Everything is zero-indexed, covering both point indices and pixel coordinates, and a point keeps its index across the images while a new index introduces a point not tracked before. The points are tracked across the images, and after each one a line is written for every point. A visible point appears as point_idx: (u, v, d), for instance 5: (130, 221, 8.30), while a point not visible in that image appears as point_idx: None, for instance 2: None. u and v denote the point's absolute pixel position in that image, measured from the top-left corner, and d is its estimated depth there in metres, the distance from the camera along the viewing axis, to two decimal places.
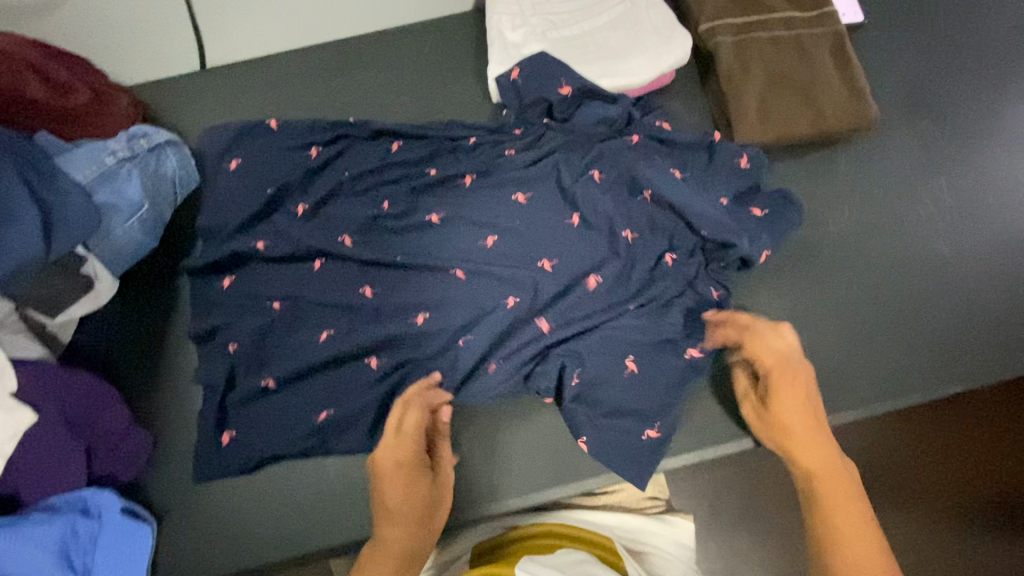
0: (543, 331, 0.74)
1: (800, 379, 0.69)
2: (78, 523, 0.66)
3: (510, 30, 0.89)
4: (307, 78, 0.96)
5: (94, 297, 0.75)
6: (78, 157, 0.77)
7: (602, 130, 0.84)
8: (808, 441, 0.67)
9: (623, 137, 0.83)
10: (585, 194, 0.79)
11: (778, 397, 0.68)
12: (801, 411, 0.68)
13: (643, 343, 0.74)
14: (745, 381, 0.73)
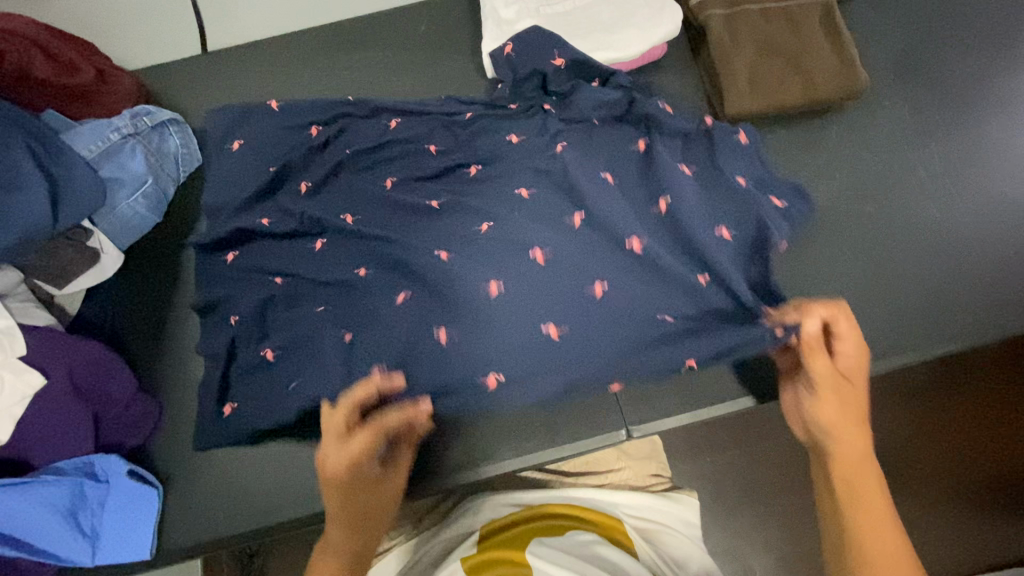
0: (552, 335, 0.71)
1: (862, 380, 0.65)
2: (86, 486, 0.69)
3: (504, 7, 0.91)
4: (306, 60, 0.98)
5: (100, 270, 0.78)
6: (83, 134, 0.79)
7: (602, 112, 0.83)
8: (848, 447, 0.62)
9: (620, 121, 0.83)
10: (588, 182, 0.76)
11: (850, 394, 0.64)
12: (857, 414, 0.63)
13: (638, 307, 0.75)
14: (819, 364, 0.64)
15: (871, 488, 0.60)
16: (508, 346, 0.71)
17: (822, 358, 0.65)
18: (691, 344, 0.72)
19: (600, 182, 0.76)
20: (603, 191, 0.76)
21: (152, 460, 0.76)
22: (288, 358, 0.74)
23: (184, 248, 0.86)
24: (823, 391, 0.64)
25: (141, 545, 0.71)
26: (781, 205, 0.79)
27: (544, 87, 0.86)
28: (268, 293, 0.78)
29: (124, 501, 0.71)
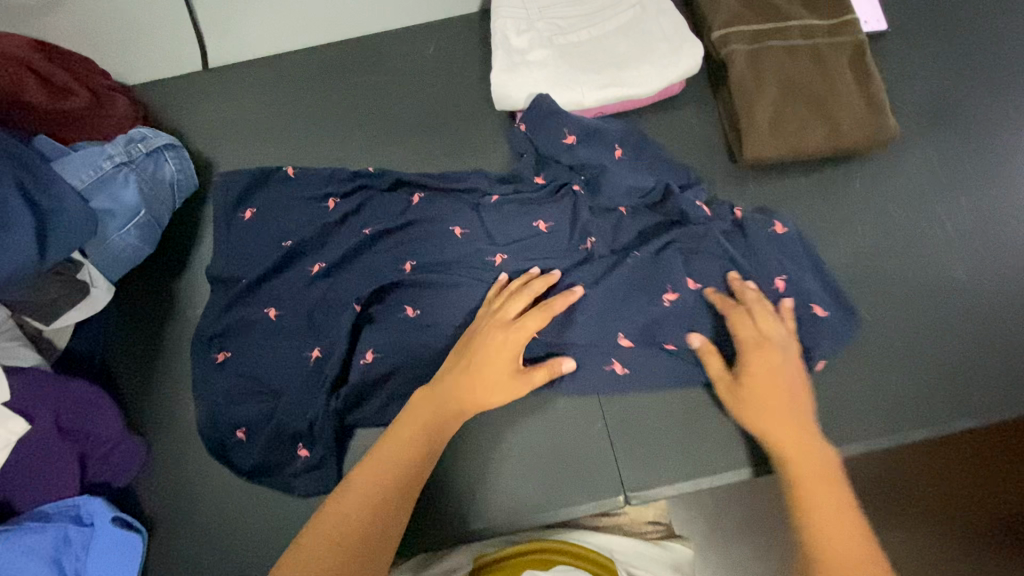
0: (559, 419, 0.75)
1: (778, 358, 0.66)
2: (70, 531, 0.67)
3: (515, 35, 0.86)
4: (309, 80, 0.95)
5: (90, 304, 0.76)
6: (75, 162, 0.76)
7: (634, 199, 0.79)
8: (782, 420, 0.62)
9: (648, 215, 0.79)
10: (614, 300, 0.74)
11: (753, 377, 0.65)
12: (767, 391, 0.64)
13: (652, 372, 0.74)
14: (719, 365, 0.68)
15: (802, 456, 0.60)
16: (523, 461, 0.74)
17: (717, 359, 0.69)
18: (706, 450, 0.72)
19: (630, 298, 0.74)
20: (641, 313, 0.74)
21: (141, 504, 0.75)
22: (285, 404, 0.72)
23: (181, 279, 0.84)
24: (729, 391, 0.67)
25: None
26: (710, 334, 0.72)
27: (557, 160, 0.80)
28: (263, 331, 0.75)
29: (109, 549, 0.68)
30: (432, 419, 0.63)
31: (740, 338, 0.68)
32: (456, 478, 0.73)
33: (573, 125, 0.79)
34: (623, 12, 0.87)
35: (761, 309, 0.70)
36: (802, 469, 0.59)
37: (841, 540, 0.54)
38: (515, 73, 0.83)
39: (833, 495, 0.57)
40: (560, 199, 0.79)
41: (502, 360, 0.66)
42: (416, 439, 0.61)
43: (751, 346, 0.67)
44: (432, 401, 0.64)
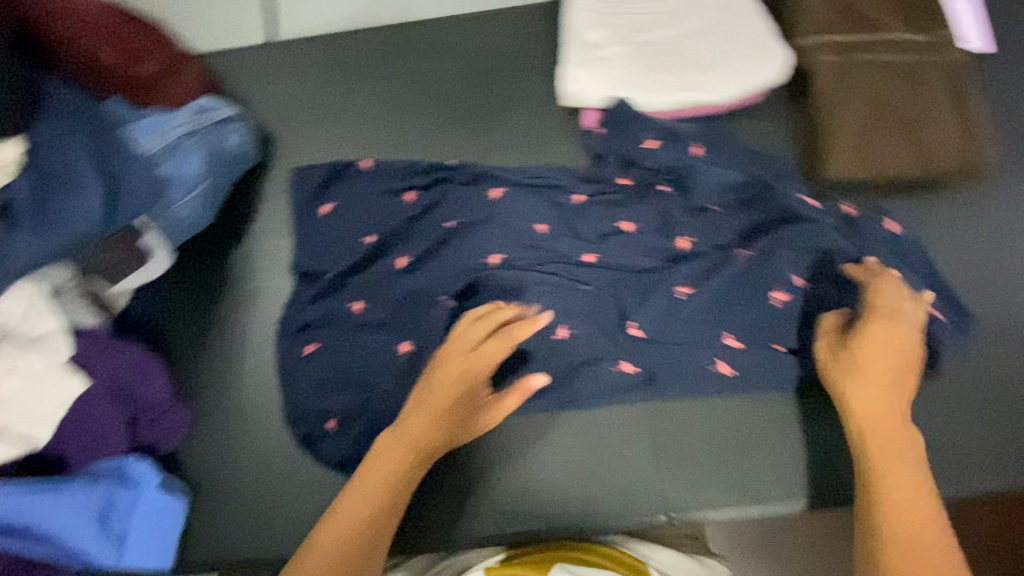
0: (606, 429, 0.72)
1: (903, 337, 0.62)
2: (116, 492, 0.69)
3: (590, 29, 0.83)
4: (373, 58, 0.93)
5: (149, 270, 0.75)
6: (147, 127, 0.77)
7: (727, 199, 0.77)
8: (884, 397, 0.60)
9: (716, 227, 0.76)
10: (671, 313, 0.72)
11: (869, 347, 0.61)
12: (881, 365, 0.61)
13: (712, 391, 0.71)
14: (831, 322, 0.66)
15: (896, 439, 0.59)
16: (566, 468, 0.72)
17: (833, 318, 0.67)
18: (757, 477, 0.70)
19: (688, 310, 0.72)
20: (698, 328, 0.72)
21: (185, 469, 0.76)
22: (350, 382, 0.76)
23: (240, 250, 0.85)
24: (834, 358, 0.63)
25: (165, 552, 0.71)
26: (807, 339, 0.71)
27: (633, 165, 0.79)
28: (340, 315, 0.79)
29: (151, 510, 0.70)
30: (399, 459, 0.62)
31: (871, 305, 0.64)
32: (496, 478, 0.72)
33: (655, 129, 0.79)
34: (704, 15, 0.83)
35: (897, 284, 0.65)
36: (888, 456, 0.58)
37: (908, 520, 0.55)
38: (587, 71, 0.81)
39: (910, 476, 0.57)
40: (645, 198, 0.78)
41: (459, 393, 0.65)
42: (382, 484, 0.61)
43: (876, 316, 0.63)
44: (394, 442, 0.63)
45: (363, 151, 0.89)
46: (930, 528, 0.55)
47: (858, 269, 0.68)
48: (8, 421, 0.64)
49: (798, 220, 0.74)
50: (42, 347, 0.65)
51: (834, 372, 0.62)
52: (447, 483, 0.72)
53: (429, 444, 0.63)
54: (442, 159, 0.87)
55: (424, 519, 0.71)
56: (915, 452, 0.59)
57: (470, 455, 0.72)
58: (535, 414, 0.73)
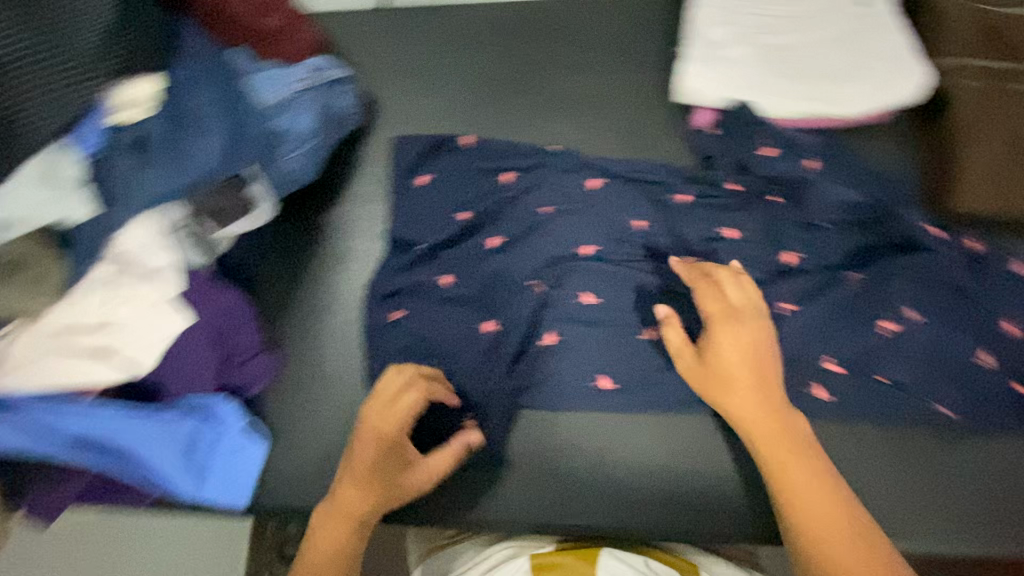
0: (687, 433, 0.73)
1: (743, 330, 0.64)
2: (203, 427, 0.71)
3: (715, 26, 0.81)
4: (483, 35, 0.93)
5: (256, 216, 0.77)
6: (265, 79, 0.77)
7: (845, 217, 0.74)
8: (744, 396, 0.62)
9: (827, 246, 0.74)
10: (771, 328, 0.71)
11: (717, 352, 0.64)
12: (734, 365, 0.63)
13: (809, 410, 0.69)
14: (677, 337, 0.66)
15: (780, 447, 0.60)
16: (643, 466, 0.72)
17: (678, 333, 0.67)
18: None
19: (789, 326, 0.71)
20: (796, 346, 0.70)
21: (267, 414, 0.78)
22: (434, 352, 0.76)
23: (333, 210, 0.87)
24: (698, 369, 0.65)
25: (239, 492, 0.73)
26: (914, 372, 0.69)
27: (746, 170, 0.77)
28: (430, 287, 0.80)
29: (232, 448, 0.73)
30: (337, 526, 0.65)
31: (707, 312, 0.67)
32: (574, 466, 0.72)
33: (771, 137, 0.77)
34: (836, 24, 0.81)
35: (734, 276, 0.68)
36: (777, 459, 0.60)
37: (819, 515, 0.56)
38: (709, 70, 0.79)
39: (810, 466, 0.59)
40: (753, 210, 0.76)
41: (381, 456, 0.66)
42: (328, 553, 0.64)
43: (711, 317, 0.66)
44: (332, 514, 0.65)
45: (464, 128, 0.89)
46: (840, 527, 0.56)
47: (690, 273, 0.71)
48: (120, 344, 0.63)
49: (920, 250, 0.72)
50: (162, 280, 0.65)
51: (703, 383, 0.65)
52: (527, 462, 0.73)
53: (362, 508, 0.65)
54: (543, 143, 0.86)
55: (509, 492, 0.72)
56: (799, 449, 0.60)
57: (547, 440, 0.74)
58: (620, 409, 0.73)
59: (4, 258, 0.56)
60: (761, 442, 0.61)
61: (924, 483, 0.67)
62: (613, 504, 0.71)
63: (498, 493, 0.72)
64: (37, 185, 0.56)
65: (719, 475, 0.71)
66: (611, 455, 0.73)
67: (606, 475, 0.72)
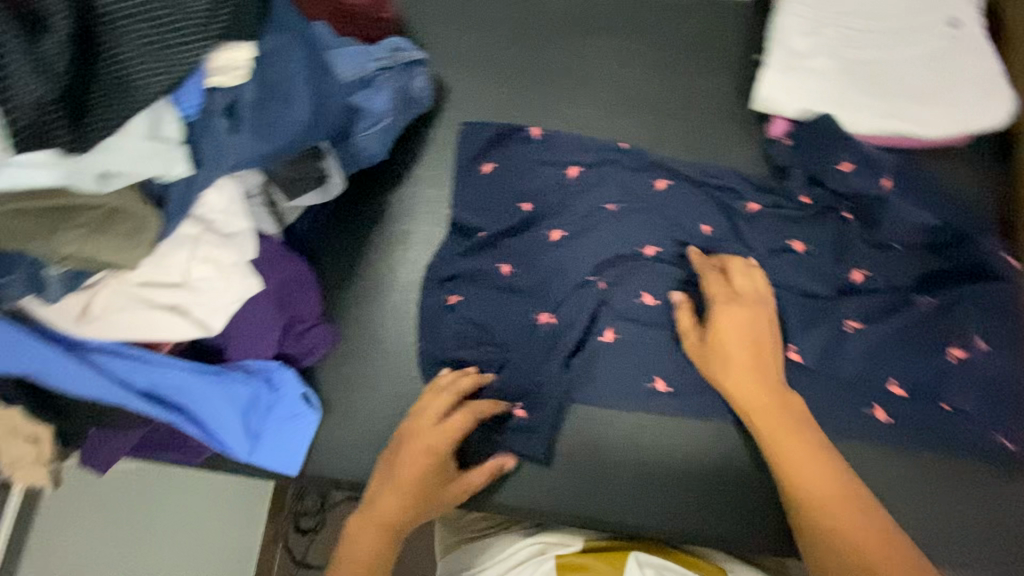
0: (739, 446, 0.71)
1: (746, 312, 0.66)
2: (264, 392, 0.72)
3: (800, 36, 0.80)
4: (558, 28, 0.93)
5: (325, 191, 0.78)
6: (347, 55, 0.77)
7: (917, 241, 0.73)
8: (748, 374, 0.63)
9: (898, 267, 0.73)
10: (835, 346, 0.70)
11: (720, 333, 0.65)
12: (740, 343, 0.64)
13: (867, 433, 0.68)
14: (689, 321, 0.69)
15: (781, 423, 0.61)
16: (690, 474, 0.71)
17: (687, 314, 0.70)
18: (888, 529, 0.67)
19: (853, 345, 0.70)
20: (858, 366, 0.69)
21: (320, 385, 0.80)
22: (489, 340, 0.77)
23: (395, 190, 0.87)
24: (703, 350, 0.67)
25: (292, 459, 0.75)
26: (978, 403, 0.67)
27: (819, 183, 0.76)
28: (489, 274, 0.80)
29: (288, 415, 0.75)
30: (374, 530, 0.65)
31: (711, 294, 0.68)
32: (619, 469, 0.72)
33: (852, 152, 0.75)
34: (925, 42, 0.79)
35: (741, 264, 0.70)
36: (777, 434, 0.60)
37: (822, 487, 0.57)
38: (790, 79, 0.78)
39: (808, 442, 0.60)
40: (824, 224, 0.75)
41: (431, 469, 0.67)
42: (362, 559, 0.64)
43: (716, 300, 0.67)
44: (370, 518, 0.66)
45: (532, 118, 0.89)
46: (841, 498, 0.56)
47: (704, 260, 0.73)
48: (192, 303, 0.63)
49: (996, 278, 0.71)
50: (235, 244, 0.64)
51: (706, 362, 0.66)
52: (572, 459, 0.73)
53: (402, 515, 0.65)
54: (610, 140, 0.85)
55: (551, 485, 0.73)
56: (803, 428, 0.61)
57: (594, 436, 0.74)
58: (672, 413, 0.73)
59: (102, 209, 0.53)
60: (760, 417, 0.62)
61: (977, 517, 0.66)
62: (648, 496, 0.71)
63: (534, 480, 0.73)
64: (142, 136, 0.53)
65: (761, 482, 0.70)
66: (648, 446, 0.73)
67: (643, 468, 0.72)
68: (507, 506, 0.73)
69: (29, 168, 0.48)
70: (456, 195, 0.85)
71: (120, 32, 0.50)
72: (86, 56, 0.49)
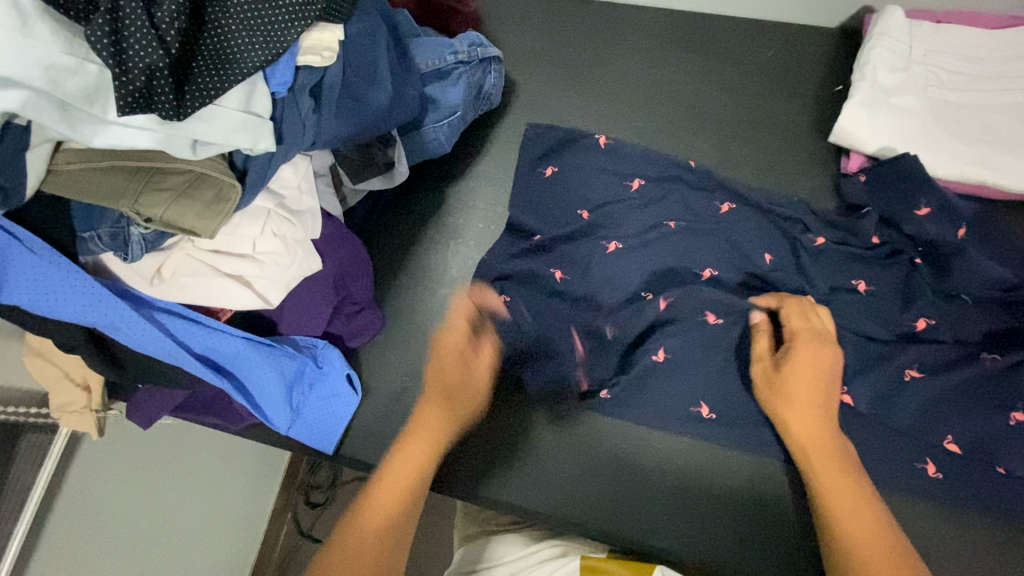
0: (778, 482, 0.70)
1: (825, 356, 0.67)
2: (309, 367, 0.73)
3: (887, 71, 0.78)
4: (636, 39, 0.92)
5: (390, 178, 0.79)
6: (427, 45, 0.78)
7: (991, 295, 0.70)
8: (813, 414, 0.65)
9: (966, 320, 0.70)
10: (889, 393, 0.68)
11: (793, 369, 0.67)
12: (810, 380, 0.66)
13: (915, 486, 0.66)
14: (765, 346, 0.70)
15: (834, 468, 0.62)
16: (723, 504, 0.70)
17: (765, 339, 0.71)
18: None
19: (909, 394, 0.68)
20: (912, 416, 0.67)
21: (363, 368, 0.81)
22: (533, 346, 0.77)
23: (455, 185, 0.88)
24: (771, 378, 0.68)
25: (329, 437, 0.76)
26: None
27: (889, 224, 0.75)
28: (540, 278, 0.79)
29: (329, 393, 0.76)
30: (417, 450, 0.68)
31: (791, 327, 0.70)
32: (647, 488, 0.72)
33: (932, 197, 0.72)
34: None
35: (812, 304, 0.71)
36: (827, 477, 0.61)
37: (867, 540, 0.57)
38: (871, 114, 0.76)
39: (860, 495, 0.60)
40: (890, 267, 0.73)
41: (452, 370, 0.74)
42: (403, 476, 0.66)
43: (797, 338, 0.68)
44: (411, 442, 0.69)
45: (599, 126, 0.88)
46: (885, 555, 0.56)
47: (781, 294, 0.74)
48: (253, 274, 0.64)
49: None
50: (303, 222, 0.66)
51: (767, 392, 0.68)
52: (600, 470, 0.73)
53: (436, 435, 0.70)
54: (677, 156, 0.84)
55: (577, 492, 0.72)
56: (857, 480, 0.61)
57: (630, 453, 0.73)
58: (711, 439, 0.72)
59: (188, 175, 0.55)
60: (812, 452, 0.63)
61: None
62: (675, 513, 0.70)
63: (515, 474, 0.73)
64: (237, 110, 0.54)
65: (797, 520, 0.68)
66: (672, 462, 0.72)
67: (629, 468, 0.72)
68: (528, 509, 0.72)
69: (131, 130, 0.49)
70: (515, 193, 0.84)
71: (228, 6, 0.52)
72: (196, 24, 0.50)
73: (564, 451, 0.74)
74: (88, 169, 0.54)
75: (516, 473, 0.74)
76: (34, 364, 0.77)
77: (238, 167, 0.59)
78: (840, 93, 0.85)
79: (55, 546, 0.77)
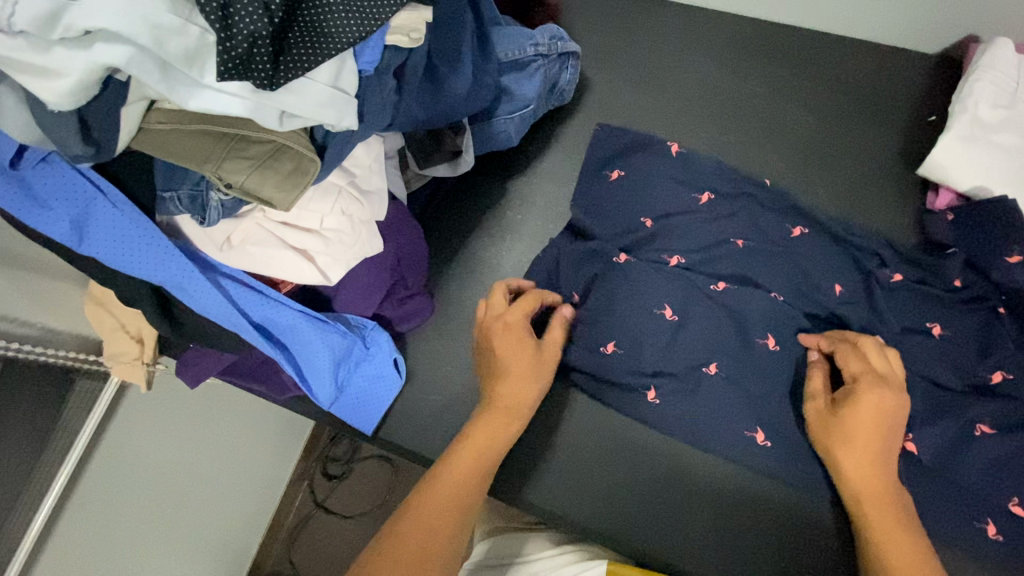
0: (821, 520, 0.67)
1: (890, 402, 0.61)
2: (359, 348, 0.73)
3: (990, 105, 0.73)
4: (719, 45, 0.89)
5: (455, 166, 0.78)
6: (509, 35, 0.77)
7: None
8: (867, 463, 0.61)
9: None
10: (954, 445, 0.65)
11: (854, 413, 0.62)
12: (869, 428, 0.61)
13: (969, 546, 0.63)
14: (820, 382, 0.66)
15: (890, 522, 0.59)
16: (761, 536, 0.68)
17: (820, 374, 0.67)
18: None
19: (977, 450, 0.64)
20: (977, 473, 0.64)
21: (407, 353, 0.81)
22: (586, 347, 0.75)
23: (518, 179, 0.87)
24: (824, 422, 0.64)
25: (370, 419, 0.77)
26: None
27: (976, 269, 0.71)
28: (595, 280, 0.77)
29: (374, 376, 0.75)
30: (470, 465, 0.63)
31: (853, 371, 0.64)
32: (686, 509, 0.70)
33: None
34: None
35: (877, 345, 0.65)
36: (878, 529, 0.59)
37: None
38: (967, 152, 0.73)
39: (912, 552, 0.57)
40: (969, 314, 0.70)
41: (524, 342, 0.68)
42: (456, 486, 0.61)
43: (859, 381, 0.63)
44: (470, 449, 0.63)
45: (671, 132, 0.86)
46: None
47: (835, 334, 0.69)
48: (317, 251, 0.63)
49: None
50: (370, 202, 0.65)
51: (818, 432, 0.64)
52: (640, 485, 0.71)
53: (496, 448, 0.64)
54: (750, 172, 0.81)
55: (617, 504, 0.71)
56: (914, 539, 0.58)
57: (669, 471, 0.71)
58: (758, 468, 0.69)
59: (267, 145, 0.55)
60: (867, 503, 0.60)
61: None
62: (715, 532, 0.69)
63: (526, 467, 0.74)
64: (326, 84, 0.53)
65: (835, 561, 0.66)
66: (713, 482, 0.70)
67: (640, 469, 0.72)
68: (565, 518, 0.72)
69: (223, 95, 0.49)
70: (578, 194, 0.83)
71: None
72: None
73: (609, 461, 0.73)
74: (176, 130, 0.54)
75: (555, 480, 0.73)
76: (91, 311, 0.78)
77: (318, 143, 0.58)
78: (932, 124, 0.81)
79: (90, 492, 0.79)
